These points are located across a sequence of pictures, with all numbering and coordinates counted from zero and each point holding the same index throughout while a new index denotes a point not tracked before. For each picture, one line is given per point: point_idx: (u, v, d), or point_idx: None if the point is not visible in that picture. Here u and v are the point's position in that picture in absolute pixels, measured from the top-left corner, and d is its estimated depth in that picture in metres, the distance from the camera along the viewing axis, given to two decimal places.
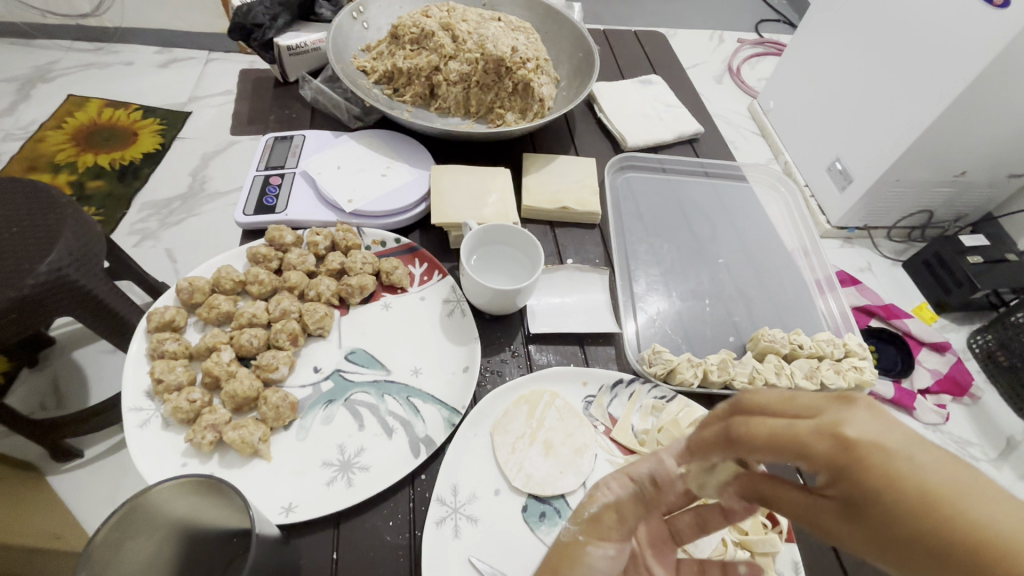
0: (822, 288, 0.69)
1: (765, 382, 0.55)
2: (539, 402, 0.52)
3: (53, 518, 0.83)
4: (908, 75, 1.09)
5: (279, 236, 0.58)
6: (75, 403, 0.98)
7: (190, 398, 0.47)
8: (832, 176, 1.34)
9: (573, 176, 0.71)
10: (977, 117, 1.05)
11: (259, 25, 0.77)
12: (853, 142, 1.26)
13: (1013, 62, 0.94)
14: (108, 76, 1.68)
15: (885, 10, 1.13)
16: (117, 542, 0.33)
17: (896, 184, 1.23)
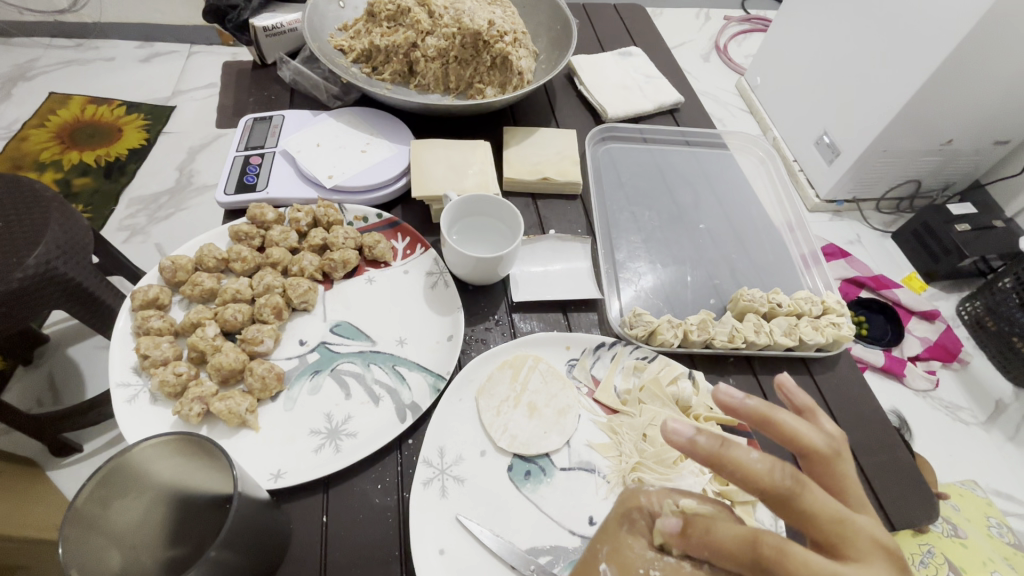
0: (806, 262, 0.69)
1: (745, 340, 0.56)
2: (523, 366, 0.53)
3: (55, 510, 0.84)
4: (891, 43, 1.09)
5: (260, 213, 0.58)
6: (72, 398, 0.99)
7: (177, 372, 0.47)
8: (820, 149, 1.34)
9: (554, 149, 0.71)
10: (961, 84, 1.05)
11: (234, 6, 0.77)
12: (838, 113, 1.26)
13: (994, 28, 0.94)
14: (90, 73, 1.66)
15: None
16: (103, 499, 0.35)
17: (882, 154, 1.23)
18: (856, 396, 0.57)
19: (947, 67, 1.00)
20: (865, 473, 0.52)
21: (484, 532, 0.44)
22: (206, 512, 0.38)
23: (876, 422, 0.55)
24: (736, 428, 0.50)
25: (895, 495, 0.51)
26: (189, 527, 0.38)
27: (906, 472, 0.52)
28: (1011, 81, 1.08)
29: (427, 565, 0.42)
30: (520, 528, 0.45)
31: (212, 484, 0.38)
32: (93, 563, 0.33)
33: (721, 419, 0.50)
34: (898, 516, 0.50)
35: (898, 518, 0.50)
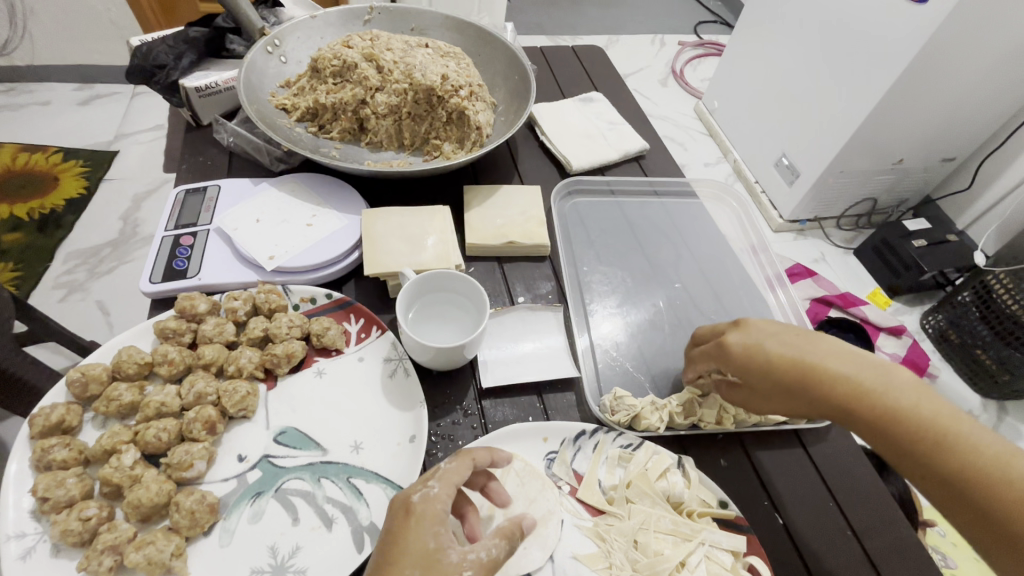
0: (770, 282, 0.69)
1: (734, 419, 0.51)
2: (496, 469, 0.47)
3: None
4: (843, 71, 1.10)
5: (190, 305, 0.51)
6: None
7: (84, 517, 0.40)
8: (780, 171, 1.36)
9: (517, 207, 0.67)
10: (910, 108, 1.07)
11: (162, 66, 0.70)
12: (797, 140, 1.27)
13: (937, 56, 0.96)
14: (21, 121, 1.54)
15: (815, 9, 1.15)
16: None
17: (840, 175, 1.25)
18: (851, 467, 0.53)
19: (896, 92, 1.02)
20: (871, 557, 0.48)
21: None
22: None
23: (872, 493, 0.52)
24: (733, 521, 0.46)
25: None
26: None
27: (909, 550, 0.49)
28: (954, 104, 1.11)
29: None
30: None
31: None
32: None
33: (718, 514, 0.46)
34: None
35: None
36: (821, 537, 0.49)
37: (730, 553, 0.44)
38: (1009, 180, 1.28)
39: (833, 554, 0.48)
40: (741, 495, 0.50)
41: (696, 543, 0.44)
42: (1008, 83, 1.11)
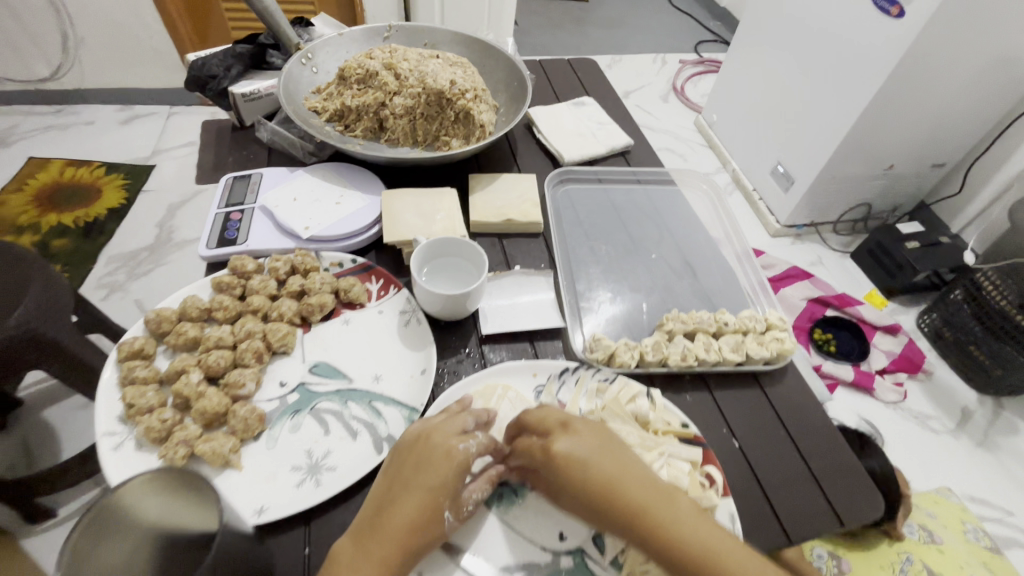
0: (755, 291, 0.73)
1: (696, 357, 0.60)
2: (492, 395, 0.57)
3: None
4: (829, 78, 1.21)
5: (241, 264, 0.63)
6: (46, 460, 1.07)
7: (162, 418, 0.50)
8: (776, 179, 1.46)
9: (515, 191, 0.78)
10: (896, 115, 1.17)
11: (214, 76, 0.83)
12: (792, 149, 1.37)
13: (918, 66, 1.06)
14: (69, 138, 1.71)
15: (804, 25, 1.26)
16: (93, 537, 0.37)
17: (834, 180, 1.34)
18: (802, 405, 0.61)
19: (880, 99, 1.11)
20: (814, 474, 0.56)
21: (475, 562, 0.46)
22: (190, 555, 0.39)
23: (817, 425, 0.60)
24: (692, 439, 0.54)
25: (842, 494, 0.55)
26: (175, 566, 0.39)
27: (849, 471, 0.57)
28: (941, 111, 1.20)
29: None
30: (501, 546, 0.48)
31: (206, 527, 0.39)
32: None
33: (678, 432, 0.54)
34: (845, 513, 0.54)
35: (845, 514, 0.54)
36: (769, 458, 0.57)
37: (688, 463, 0.52)
38: (997, 183, 1.35)
39: (781, 471, 0.56)
40: (702, 423, 0.58)
41: (657, 453, 0.52)
42: (987, 93, 1.20)
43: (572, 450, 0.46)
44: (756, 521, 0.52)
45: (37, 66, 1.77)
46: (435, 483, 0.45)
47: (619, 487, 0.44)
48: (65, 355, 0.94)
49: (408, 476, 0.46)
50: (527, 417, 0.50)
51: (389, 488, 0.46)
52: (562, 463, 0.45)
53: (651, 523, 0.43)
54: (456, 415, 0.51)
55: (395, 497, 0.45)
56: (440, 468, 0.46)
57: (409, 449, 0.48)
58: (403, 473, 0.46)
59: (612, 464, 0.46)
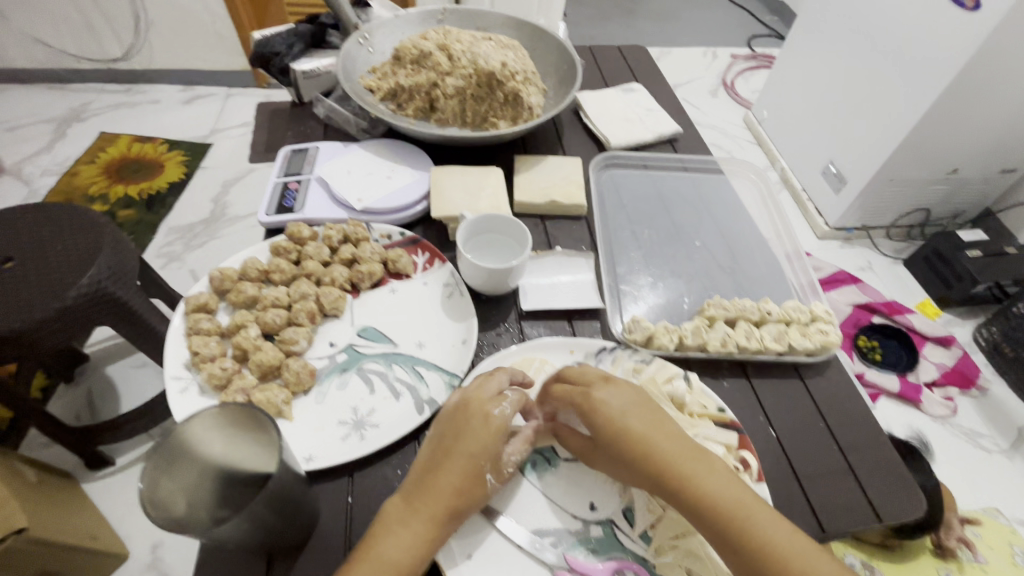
0: (804, 291, 0.70)
1: (736, 345, 0.60)
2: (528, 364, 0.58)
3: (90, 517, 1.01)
4: (890, 73, 1.16)
5: (297, 231, 0.66)
6: (106, 412, 1.18)
7: (223, 366, 0.54)
8: (826, 178, 1.41)
9: (560, 174, 0.78)
10: (965, 112, 1.11)
11: (277, 53, 0.87)
12: (844, 147, 1.33)
13: (991, 59, 1.01)
14: (138, 115, 1.82)
15: (869, 17, 1.21)
16: (163, 466, 0.40)
17: (890, 185, 1.29)
18: (844, 400, 0.60)
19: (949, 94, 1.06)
20: (853, 468, 0.55)
21: (508, 523, 0.48)
22: (249, 489, 0.43)
23: (860, 422, 0.59)
24: (728, 424, 0.54)
25: (883, 490, 0.54)
26: (235, 497, 0.43)
27: (891, 470, 0.55)
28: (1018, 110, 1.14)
29: (455, 564, 0.45)
30: (533, 511, 0.49)
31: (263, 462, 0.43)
32: (159, 504, 0.39)
33: (714, 416, 0.54)
34: (885, 509, 0.52)
35: (886, 512, 0.52)
36: (805, 448, 0.56)
37: (723, 446, 0.52)
38: None
39: (819, 463, 0.55)
40: (738, 410, 0.58)
41: (691, 433, 0.53)
42: None
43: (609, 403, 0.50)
44: (791, 509, 0.51)
45: (111, 46, 1.85)
46: (474, 446, 0.47)
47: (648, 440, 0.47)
48: (132, 318, 0.99)
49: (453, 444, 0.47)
50: (570, 370, 0.53)
51: (434, 448, 0.48)
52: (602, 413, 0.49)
53: (681, 476, 0.45)
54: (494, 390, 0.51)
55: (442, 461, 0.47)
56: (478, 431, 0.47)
57: (451, 414, 0.49)
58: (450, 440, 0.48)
59: (647, 421, 0.48)
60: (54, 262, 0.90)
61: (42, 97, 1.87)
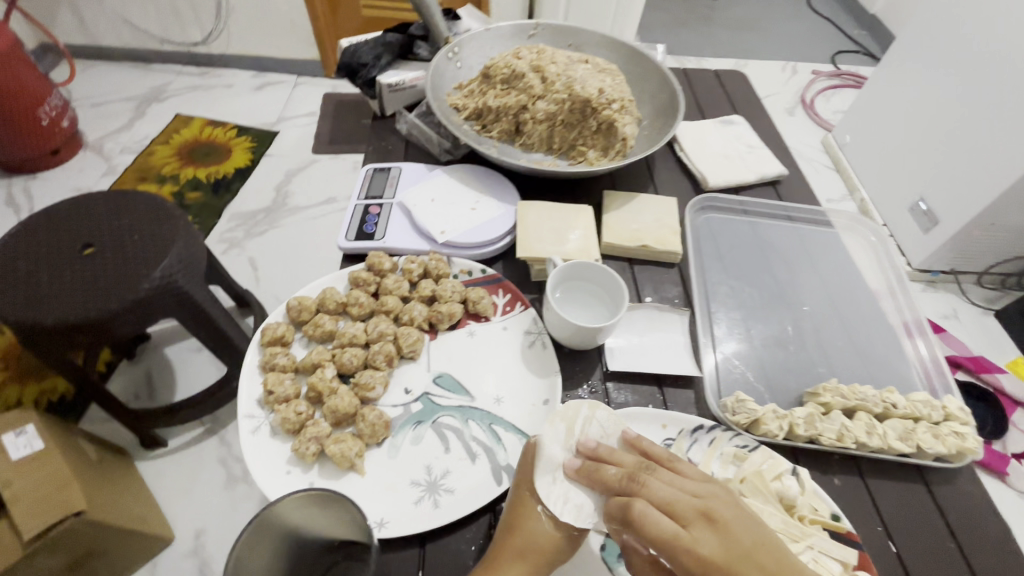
0: (909, 328, 0.66)
1: (855, 440, 0.52)
2: (577, 419, 0.49)
3: (140, 501, 0.96)
4: (1000, 112, 1.04)
5: (378, 262, 0.63)
6: (163, 396, 1.20)
7: (298, 411, 0.51)
8: (915, 217, 1.25)
9: (653, 215, 0.72)
10: None
11: (364, 64, 0.85)
12: (942, 181, 1.18)
13: None
14: (212, 99, 1.85)
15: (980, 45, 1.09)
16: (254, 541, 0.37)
17: (989, 229, 1.16)
18: (978, 517, 0.52)
19: None
20: None
21: None
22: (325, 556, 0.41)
23: (1000, 546, 0.50)
24: (846, 536, 0.47)
25: None
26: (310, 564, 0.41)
27: None
28: None
29: None
30: None
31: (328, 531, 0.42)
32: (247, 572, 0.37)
33: (829, 523, 0.47)
34: None
35: None
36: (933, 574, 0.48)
37: (840, 563, 0.45)
38: None
39: None
40: (854, 516, 0.51)
41: (805, 545, 0.45)
42: None
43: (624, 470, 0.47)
44: None
45: (193, 31, 1.90)
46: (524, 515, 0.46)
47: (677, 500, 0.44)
48: (203, 316, 0.94)
49: (521, 550, 0.43)
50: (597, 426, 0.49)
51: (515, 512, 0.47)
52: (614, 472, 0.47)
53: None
54: (573, 499, 0.45)
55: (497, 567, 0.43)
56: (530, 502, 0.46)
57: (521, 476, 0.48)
58: (515, 541, 0.44)
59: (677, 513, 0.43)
60: (125, 253, 0.85)
61: (125, 76, 1.93)
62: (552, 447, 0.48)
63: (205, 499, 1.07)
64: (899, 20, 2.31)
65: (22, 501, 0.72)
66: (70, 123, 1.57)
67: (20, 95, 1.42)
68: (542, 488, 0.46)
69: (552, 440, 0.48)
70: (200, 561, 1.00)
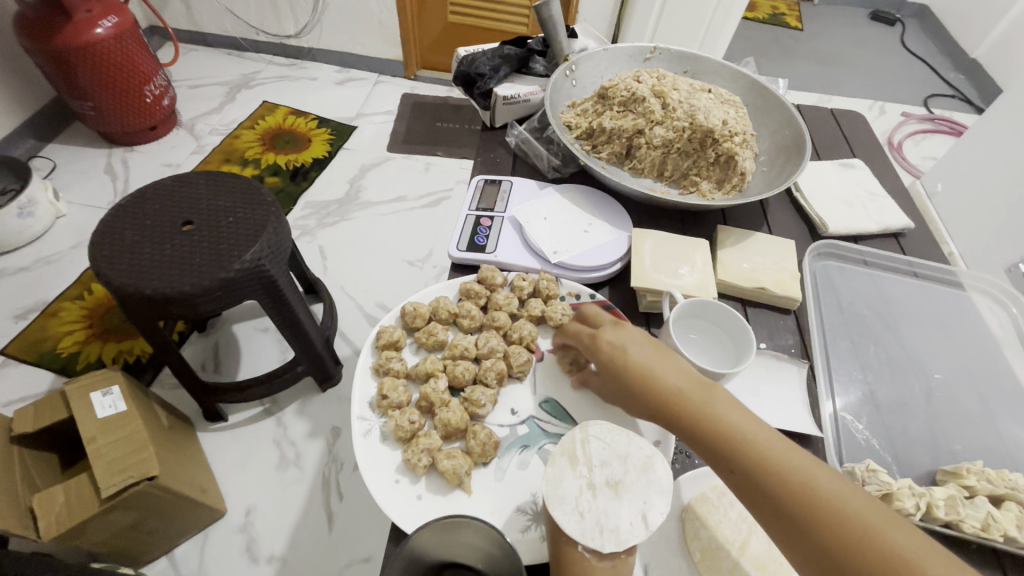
0: None
1: (1004, 534, 0.47)
2: (574, 445, 0.42)
3: (201, 474, 0.96)
4: None
5: (491, 276, 0.63)
6: (228, 372, 1.23)
7: (411, 420, 0.51)
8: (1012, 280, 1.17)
9: (770, 256, 0.69)
10: None
11: (482, 75, 0.87)
12: None
13: None
14: (298, 91, 1.92)
15: None
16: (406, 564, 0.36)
17: None
18: None
19: None
20: None
21: None
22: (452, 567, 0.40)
23: None
24: None
25: None
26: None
27: None
28: None
29: None
30: None
31: (481, 558, 0.39)
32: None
33: None
34: None
35: None
36: None
37: None
38: None
39: None
40: None
41: None
42: None
43: (673, 392, 0.45)
44: None
45: (287, 24, 1.96)
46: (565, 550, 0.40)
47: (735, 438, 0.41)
48: (283, 304, 0.92)
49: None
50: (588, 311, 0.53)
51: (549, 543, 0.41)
52: (657, 390, 0.45)
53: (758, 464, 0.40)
54: (608, 527, 0.39)
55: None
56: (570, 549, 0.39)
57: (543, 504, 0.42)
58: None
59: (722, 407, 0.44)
60: (224, 232, 0.87)
61: (219, 61, 2.02)
62: (565, 486, 0.40)
63: (258, 479, 1.04)
64: (1003, 70, 2.17)
65: (104, 458, 0.75)
66: (170, 101, 1.64)
67: (129, 72, 1.49)
68: (572, 530, 0.39)
69: (558, 479, 0.41)
70: (249, 540, 0.97)
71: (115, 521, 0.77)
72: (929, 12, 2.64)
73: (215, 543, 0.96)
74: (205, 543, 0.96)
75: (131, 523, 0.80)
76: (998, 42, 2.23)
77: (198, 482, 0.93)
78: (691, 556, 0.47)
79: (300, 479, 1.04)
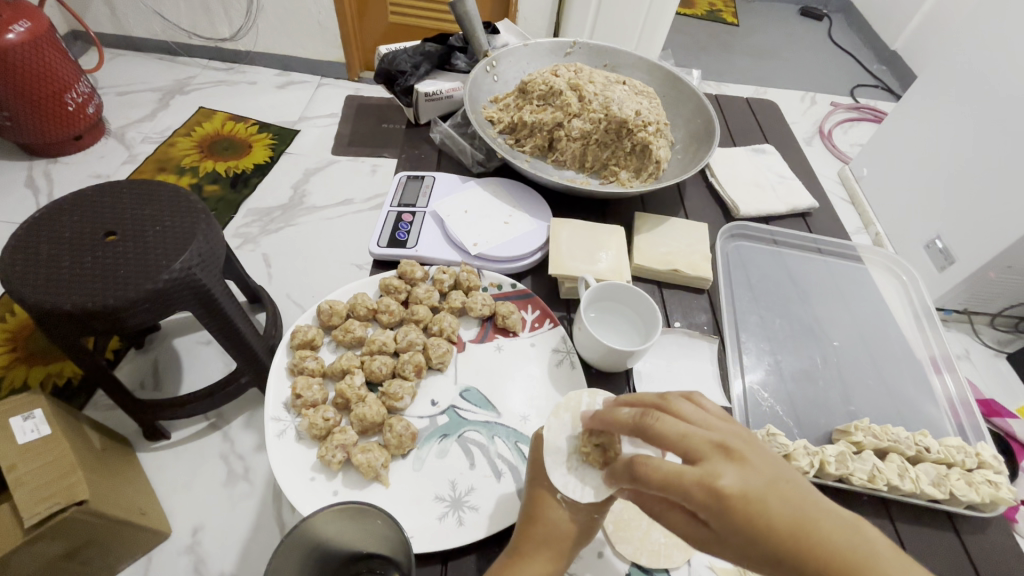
0: (937, 365, 0.66)
1: (887, 483, 0.51)
2: (579, 406, 0.48)
3: (142, 496, 0.87)
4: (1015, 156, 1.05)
5: (410, 270, 0.63)
6: (169, 388, 1.16)
7: (325, 417, 0.51)
8: (930, 255, 1.24)
9: (685, 240, 0.71)
10: None
11: (403, 72, 0.88)
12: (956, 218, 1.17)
13: None
14: (237, 95, 1.86)
15: (1001, 88, 1.10)
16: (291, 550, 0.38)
17: (1004, 271, 1.14)
18: (1012, 569, 0.50)
19: None
20: None
21: None
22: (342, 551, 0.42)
23: None
24: None
25: None
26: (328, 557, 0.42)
27: None
28: None
29: None
30: None
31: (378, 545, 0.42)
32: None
33: None
34: None
35: None
36: None
37: None
38: None
39: None
40: None
41: None
42: None
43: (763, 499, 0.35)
44: None
45: (221, 27, 1.90)
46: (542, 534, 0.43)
47: (769, 512, 0.34)
48: (219, 315, 0.83)
49: (543, 540, 0.43)
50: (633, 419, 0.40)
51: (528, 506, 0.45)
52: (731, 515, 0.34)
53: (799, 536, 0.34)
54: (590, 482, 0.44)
55: (525, 555, 0.42)
56: (549, 513, 0.44)
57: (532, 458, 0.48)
58: (537, 530, 0.43)
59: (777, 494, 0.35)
60: (146, 243, 0.77)
61: (150, 67, 1.94)
62: (560, 440, 0.46)
63: (205, 497, 0.96)
64: (919, 60, 2.32)
65: (27, 485, 0.64)
66: (96, 110, 1.55)
67: (47, 79, 1.41)
68: (557, 481, 0.44)
69: (558, 431, 0.47)
70: (196, 560, 0.89)
71: (45, 552, 0.66)
72: (853, 9, 2.79)
73: (158, 567, 0.88)
74: (148, 569, 0.87)
75: (65, 551, 0.70)
76: (913, 35, 2.38)
77: (138, 504, 0.85)
78: (604, 527, 0.49)
79: (249, 493, 0.96)
